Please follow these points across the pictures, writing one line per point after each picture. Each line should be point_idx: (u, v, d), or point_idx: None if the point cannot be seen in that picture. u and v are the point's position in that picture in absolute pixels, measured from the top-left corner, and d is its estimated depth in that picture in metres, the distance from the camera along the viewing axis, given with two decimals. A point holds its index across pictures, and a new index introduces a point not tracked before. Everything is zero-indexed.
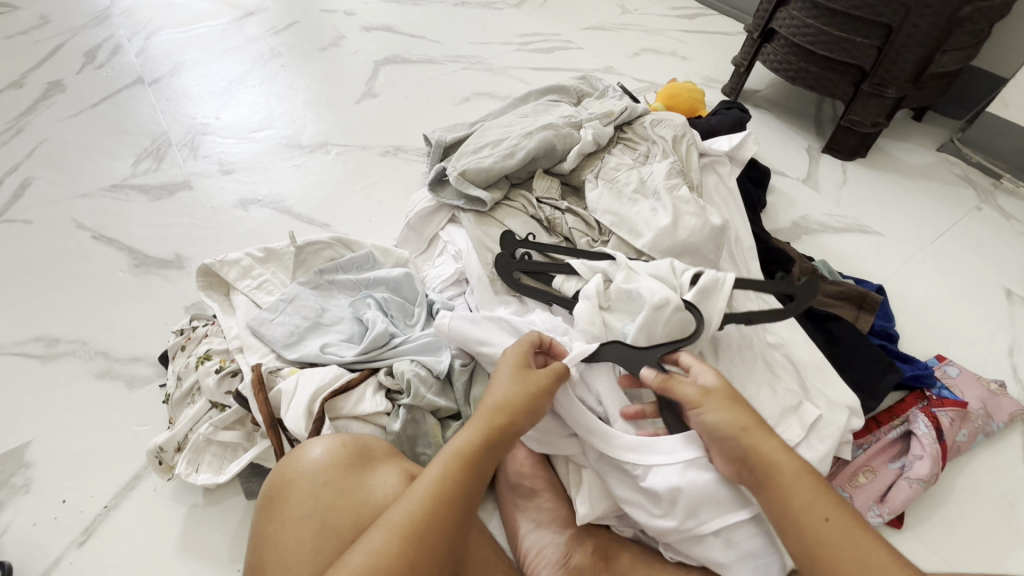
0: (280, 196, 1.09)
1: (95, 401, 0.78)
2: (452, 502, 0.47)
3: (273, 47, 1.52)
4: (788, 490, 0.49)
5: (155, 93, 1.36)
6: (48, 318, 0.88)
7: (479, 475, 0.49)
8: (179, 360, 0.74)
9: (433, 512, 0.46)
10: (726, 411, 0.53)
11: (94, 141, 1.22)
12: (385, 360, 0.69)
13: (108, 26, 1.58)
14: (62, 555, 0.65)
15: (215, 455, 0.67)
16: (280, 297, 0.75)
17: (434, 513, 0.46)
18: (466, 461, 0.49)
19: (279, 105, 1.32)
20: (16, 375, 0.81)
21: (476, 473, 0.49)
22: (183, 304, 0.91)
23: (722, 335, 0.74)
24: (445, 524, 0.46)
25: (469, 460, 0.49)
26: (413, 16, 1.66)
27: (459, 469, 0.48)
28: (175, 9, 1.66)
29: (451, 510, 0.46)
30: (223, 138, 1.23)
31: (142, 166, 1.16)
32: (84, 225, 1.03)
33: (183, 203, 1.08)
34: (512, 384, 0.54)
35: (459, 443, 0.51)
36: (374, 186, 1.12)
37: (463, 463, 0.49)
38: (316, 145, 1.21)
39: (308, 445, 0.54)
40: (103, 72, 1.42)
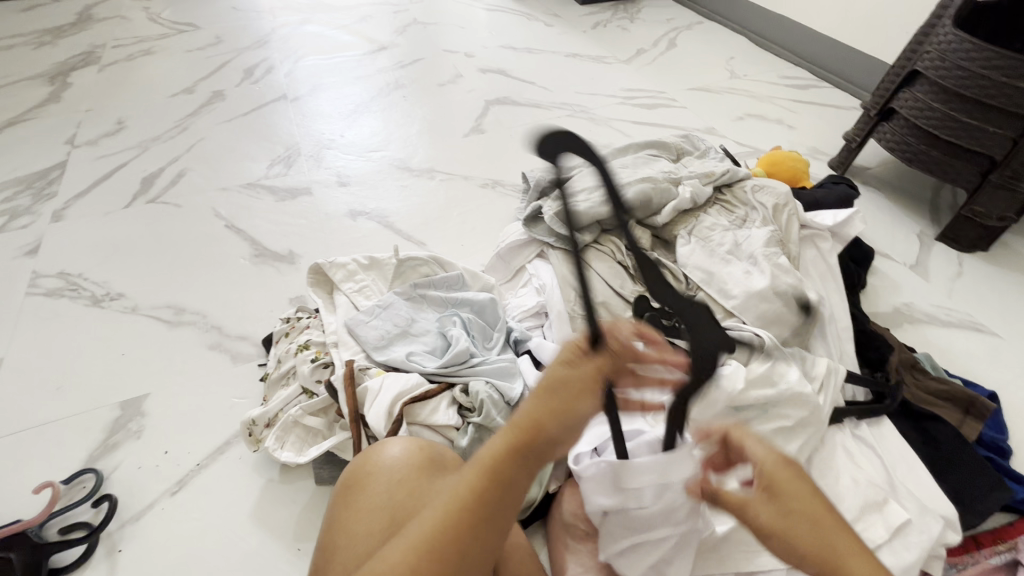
0: (385, 212, 1.20)
1: (206, 368, 0.88)
2: (469, 518, 0.40)
3: (398, 80, 1.68)
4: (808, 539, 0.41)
5: (294, 110, 1.54)
6: (178, 290, 1.01)
7: (501, 488, 0.41)
8: (281, 344, 0.82)
9: (451, 530, 0.40)
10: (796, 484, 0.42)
11: (241, 144, 1.40)
12: (462, 376, 0.72)
13: (266, 50, 1.83)
14: (157, 499, 0.73)
15: (299, 437, 0.72)
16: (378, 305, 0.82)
17: (453, 530, 0.40)
18: (494, 467, 0.42)
19: (396, 131, 1.46)
20: (146, 334, 0.93)
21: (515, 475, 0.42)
22: (288, 296, 1.00)
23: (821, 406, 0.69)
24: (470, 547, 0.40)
25: (489, 471, 0.41)
26: (527, 63, 1.78)
27: (480, 482, 0.41)
28: (322, 39, 1.90)
29: (480, 537, 0.41)
30: (344, 155, 1.37)
31: (274, 170, 1.31)
32: (220, 215, 1.18)
33: (303, 206, 1.21)
34: (555, 385, 0.44)
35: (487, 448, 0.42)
36: (470, 214, 1.19)
37: (484, 475, 0.41)
38: (423, 171, 1.32)
39: (388, 444, 0.58)
40: (256, 87, 1.64)
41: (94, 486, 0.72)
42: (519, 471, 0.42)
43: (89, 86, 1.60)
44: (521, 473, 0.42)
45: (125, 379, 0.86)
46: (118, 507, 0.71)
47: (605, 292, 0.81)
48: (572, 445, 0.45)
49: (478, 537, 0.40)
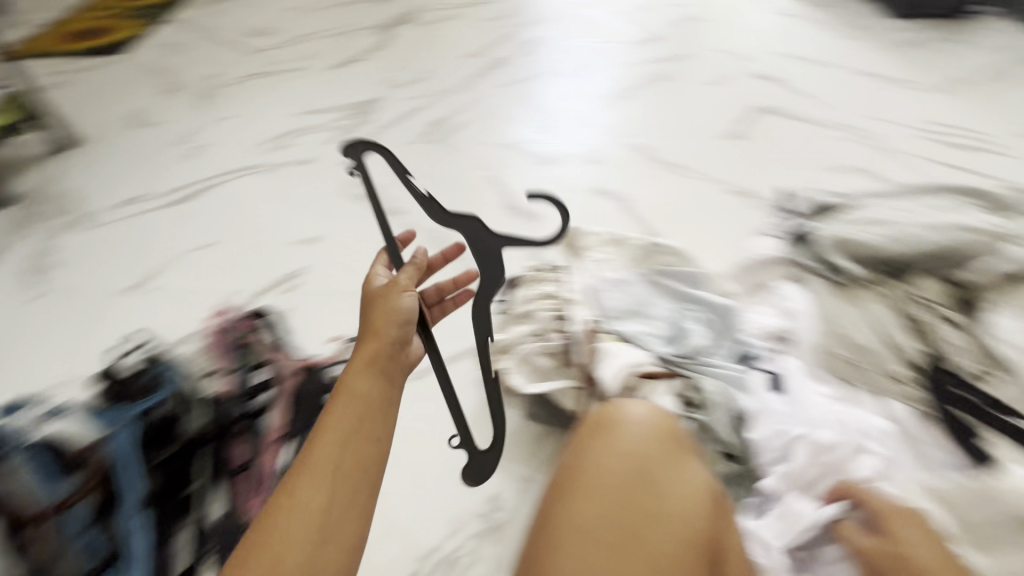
0: (628, 196, 1.23)
1: None
2: (359, 454, 0.53)
3: (663, 72, 1.69)
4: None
5: (561, 85, 1.65)
6: (444, 220, 1.19)
7: (370, 409, 0.56)
8: (525, 284, 0.88)
9: (352, 462, 0.53)
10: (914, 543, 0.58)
11: (511, 108, 1.56)
12: (692, 372, 0.74)
13: (546, 25, 1.97)
14: None
15: (526, 372, 0.79)
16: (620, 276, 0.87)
17: (353, 461, 0.53)
18: (355, 396, 0.57)
19: (652, 122, 1.47)
20: (416, 248, 1.12)
21: (386, 417, 0.56)
22: (528, 249, 1.11)
23: None
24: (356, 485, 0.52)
25: (358, 404, 0.57)
26: (808, 75, 1.62)
27: (354, 415, 0.56)
28: (598, 22, 1.98)
29: (366, 479, 0.53)
30: (599, 134, 1.43)
31: (536, 135, 1.44)
32: (485, 165, 1.34)
33: (554, 173, 1.31)
34: (384, 310, 0.65)
35: (363, 386, 0.58)
36: (713, 219, 1.16)
37: (356, 407, 0.56)
38: (672, 165, 1.31)
39: (634, 404, 0.61)
40: (533, 58, 1.79)
41: None
42: (369, 399, 0.57)
43: (407, 38, 1.92)
44: (367, 386, 0.58)
45: None
46: None
47: (884, 338, 0.78)
48: (390, 338, 0.63)
49: (341, 475, 0.52)
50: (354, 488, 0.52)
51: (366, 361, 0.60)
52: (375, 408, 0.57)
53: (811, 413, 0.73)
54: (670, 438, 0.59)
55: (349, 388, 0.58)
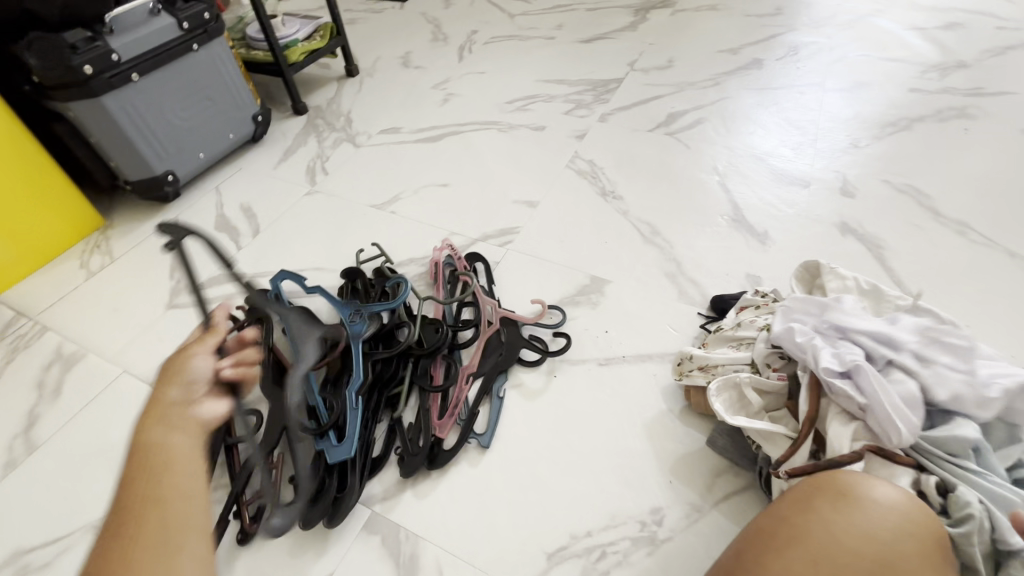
0: (883, 243, 1.05)
1: (658, 289, 1.00)
2: (157, 503, 0.41)
3: (964, 108, 1.38)
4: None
5: (824, 100, 1.46)
6: (661, 216, 1.15)
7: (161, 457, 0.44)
8: (747, 312, 0.83)
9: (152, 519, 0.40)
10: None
11: (758, 115, 1.43)
12: (945, 471, 0.59)
13: (822, 30, 1.75)
14: (590, 360, 0.89)
15: (730, 399, 0.72)
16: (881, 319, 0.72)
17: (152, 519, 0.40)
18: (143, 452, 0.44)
19: (936, 164, 1.22)
20: (626, 237, 1.11)
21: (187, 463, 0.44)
22: (747, 270, 1.02)
23: None
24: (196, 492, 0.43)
25: (148, 458, 0.43)
26: None
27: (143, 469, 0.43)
28: (888, 36, 1.69)
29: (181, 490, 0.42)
30: (859, 164, 1.24)
31: (781, 150, 1.30)
32: (716, 170, 1.25)
33: (794, 196, 1.17)
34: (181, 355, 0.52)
35: (150, 440, 0.45)
36: (997, 299, 0.93)
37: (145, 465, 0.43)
38: (952, 221, 1.08)
39: (882, 483, 0.51)
40: (794, 65, 1.61)
41: (560, 322, 0.94)
42: (173, 445, 0.45)
43: (658, 23, 1.86)
44: (163, 435, 0.46)
45: (601, 262, 1.06)
46: (568, 347, 0.90)
47: None
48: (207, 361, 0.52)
49: (150, 517, 0.40)
50: (182, 499, 0.42)
51: (157, 413, 0.47)
52: (168, 451, 0.44)
53: None
54: (933, 544, 0.48)
55: (143, 442, 0.45)
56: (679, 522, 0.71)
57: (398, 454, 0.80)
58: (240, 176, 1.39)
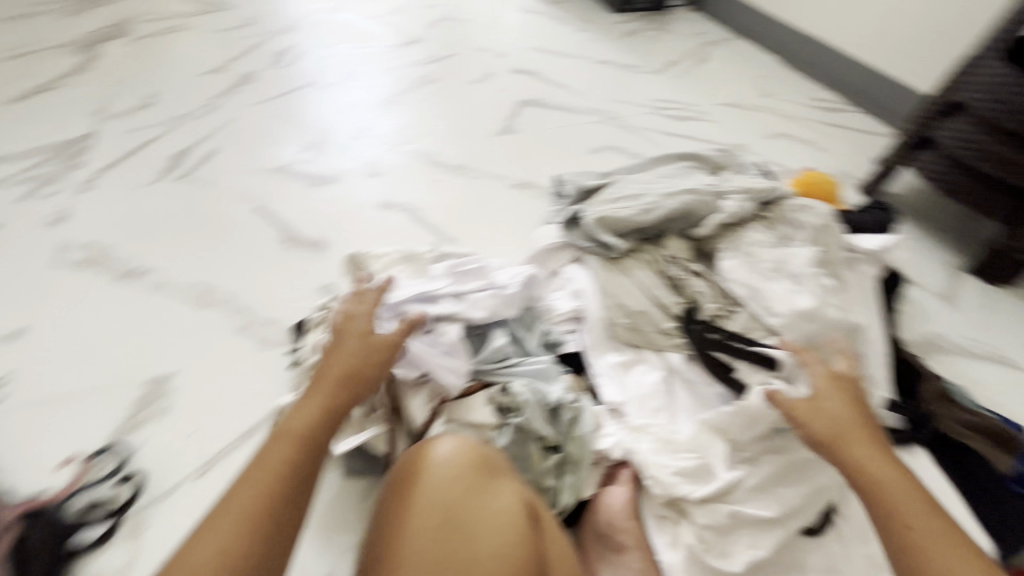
0: (416, 205, 1.19)
1: (233, 352, 0.87)
2: None
3: (430, 74, 1.69)
4: (849, 457, 0.53)
5: (325, 97, 1.53)
6: (206, 270, 1.00)
7: None
8: (316, 332, 0.80)
9: None
10: (833, 393, 0.60)
11: (271, 128, 1.39)
12: (499, 377, 0.71)
13: (297, 35, 1.83)
14: (185, 481, 0.73)
15: None
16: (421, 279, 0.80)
17: None
18: None
19: (427, 126, 1.45)
20: (172, 314, 0.92)
21: None
22: (317, 284, 0.99)
23: None
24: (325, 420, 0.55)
25: None
26: (558, 66, 1.78)
27: None
28: (354, 29, 1.90)
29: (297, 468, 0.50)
30: (375, 146, 1.37)
31: (305, 156, 1.31)
32: (249, 198, 1.17)
33: (333, 195, 1.20)
34: None
35: None
36: (501, 213, 1.19)
37: None
38: (454, 167, 1.32)
39: (440, 442, 0.59)
40: (287, 71, 1.63)
41: (120, 464, 0.73)
42: None
43: (119, 56, 1.58)
44: None
45: (155, 356, 0.86)
46: (143, 486, 0.72)
47: (662, 290, 0.82)
48: None
49: None
50: None
51: None
52: None
53: (622, 382, 0.76)
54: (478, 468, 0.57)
55: None
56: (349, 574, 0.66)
57: None
58: None
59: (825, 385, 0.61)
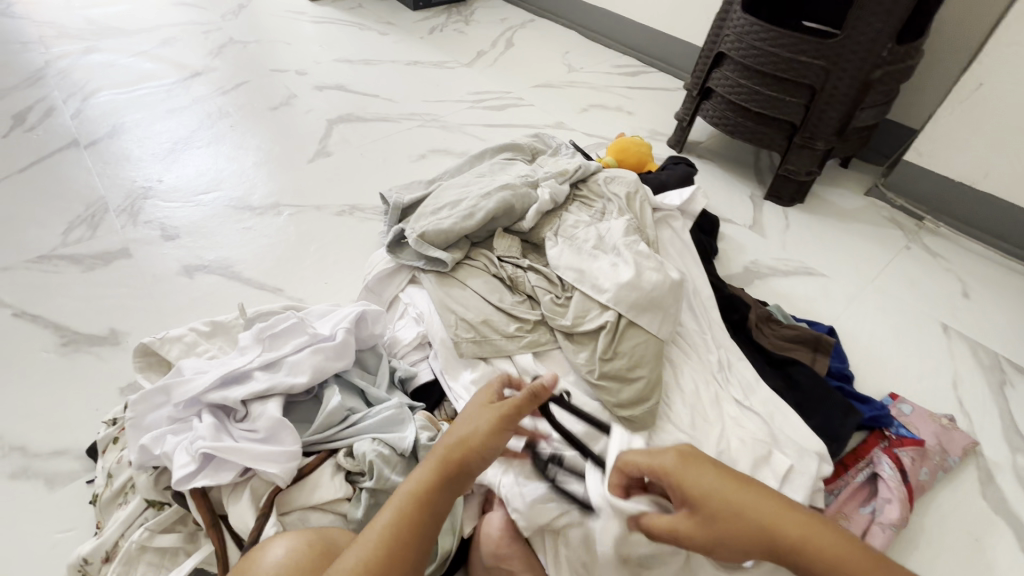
0: (229, 261, 1.05)
1: (7, 507, 0.69)
2: None
3: (222, 107, 1.50)
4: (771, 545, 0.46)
5: (92, 156, 1.29)
6: None
7: None
8: (110, 453, 0.65)
9: None
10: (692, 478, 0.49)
11: (22, 208, 1.14)
12: (343, 440, 0.64)
13: (40, 88, 1.52)
14: None
15: (151, 564, 0.57)
16: (232, 353, 0.70)
17: None
18: None
19: (228, 166, 1.29)
20: None
21: None
22: (117, 385, 0.82)
23: (682, 364, 0.79)
24: (448, 483, 0.51)
25: None
26: (367, 75, 1.69)
27: None
28: (117, 70, 1.63)
29: (424, 519, 0.49)
30: (166, 203, 1.18)
31: (75, 234, 1.08)
32: (5, 302, 0.94)
33: (121, 272, 1.01)
34: None
35: None
36: (330, 246, 1.09)
37: None
38: (268, 207, 1.18)
39: (271, 545, 0.50)
40: (33, 135, 1.35)
41: None
42: None
43: None
44: None
45: None
46: None
47: (501, 294, 0.81)
48: None
49: None
50: None
51: None
52: None
53: None
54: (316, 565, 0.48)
55: None
56: None
57: None
58: None
59: (679, 468, 0.50)
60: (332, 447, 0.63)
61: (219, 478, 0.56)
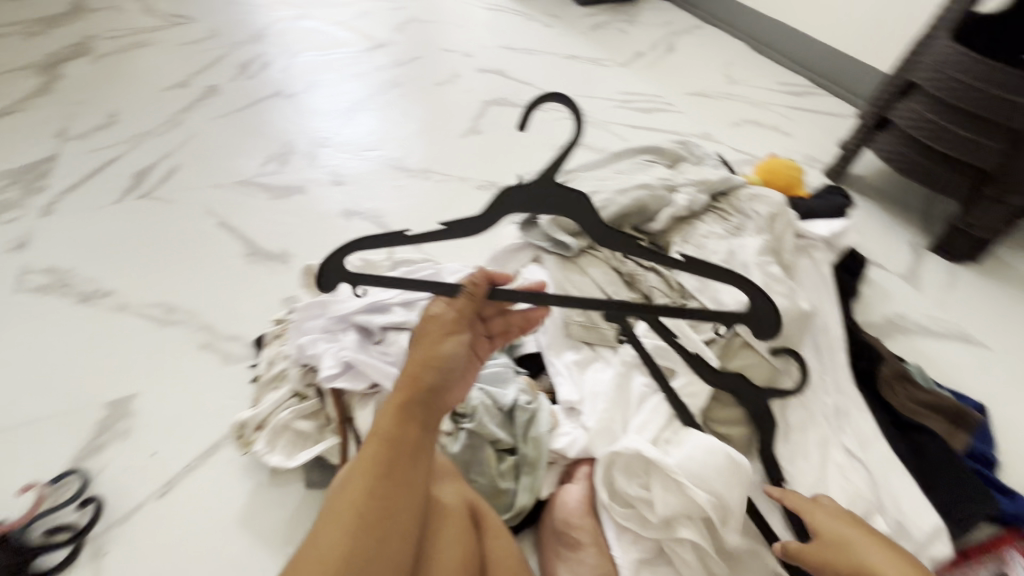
0: (380, 212, 1.19)
1: (195, 370, 0.87)
2: None
3: (397, 78, 1.68)
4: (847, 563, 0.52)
5: (290, 106, 1.53)
6: (169, 288, 1.00)
7: None
8: (272, 346, 0.80)
9: None
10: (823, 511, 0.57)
11: (235, 140, 1.39)
12: None
13: (262, 44, 1.82)
14: (144, 501, 0.72)
15: (289, 441, 0.71)
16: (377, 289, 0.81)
17: None
18: None
19: (392, 130, 1.45)
20: (136, 333, 0.92)
21: None
22: (282, 296, 0.99)
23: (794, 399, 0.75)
24: (419, 438, 0.49)
25: None
26: (525, 64, 1.78)
27: None
28: (320, 35, 1.89)
29: (383, 488, 0.47)
30: (339, 153, 1.36)
31: (269, 168, 1.30)
32: (213, 212, 1.17)
33: (297, 205, 1.20)
34: None
35: None
36: (466, 216, 1.19)
37: None
38: (419, 171, 1.31)
39: None
40: (251, 83, 1.62)
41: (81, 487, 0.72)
42: None
43: (82, 76, 1.57)
44: None
45: (116, 378, 0.86)
46: (103, 508, 0.71)
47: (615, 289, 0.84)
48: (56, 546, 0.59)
49: None
50: None
51: None
52: None
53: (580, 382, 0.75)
54: None
55: None
56: None
57: None
58: None
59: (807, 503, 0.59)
60: None
61: (356, 384, 0.67)
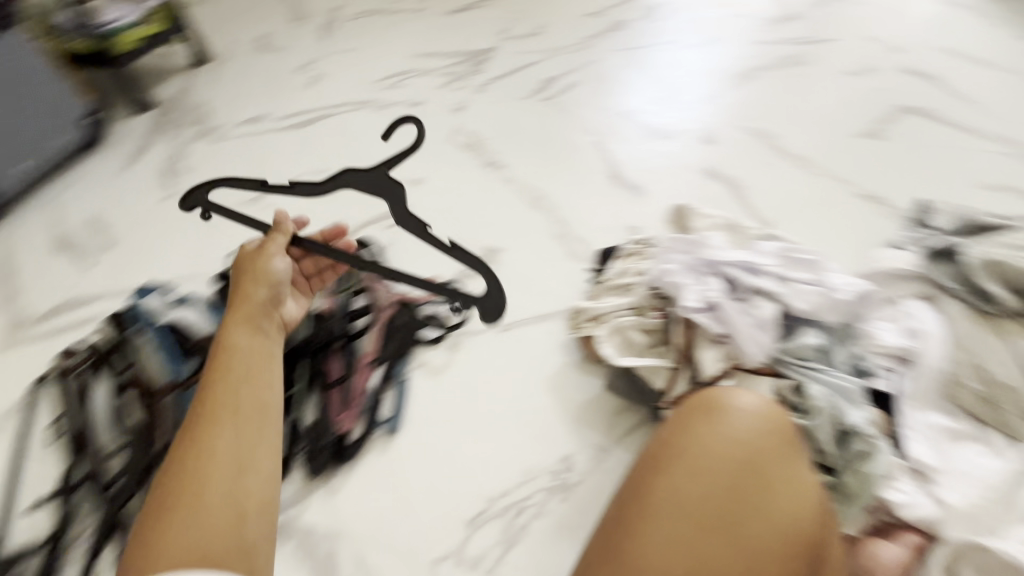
0: (741, 184, 1.18)
1: (548, 251, 1.03)
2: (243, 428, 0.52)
3: (801, 51, 1.51)
4: None
5: (683, 58, 1.51)
6: (545, 179, 1.18)
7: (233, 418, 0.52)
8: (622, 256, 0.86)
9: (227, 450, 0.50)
10: None
11: (626, 73, 1.47)
12: (797, 375, 0.69)
13: None
14: (489, 329, 0.90)
15: (620, 342, 0.77)
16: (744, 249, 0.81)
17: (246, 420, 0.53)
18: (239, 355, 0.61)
19: (778, 107, 1.36)
20: (514, 204, 1.12)
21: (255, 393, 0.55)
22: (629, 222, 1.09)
23: None
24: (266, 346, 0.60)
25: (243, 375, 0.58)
26: (970, 73, 1.43)
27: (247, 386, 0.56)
28: None
29: (676, 451, 0.54)
30: (717, 114, 1.34)
31: (649, 108, 1.36)
32: (592, 130, 1.30)
33: (664, 150, 1.25)
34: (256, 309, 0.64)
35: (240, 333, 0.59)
36: (830, 221, 1.10)
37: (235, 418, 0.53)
38: (794, 158, 1.23)
39: (744, 389, 0.57)
40: (653, 26, 1.61)
41: None
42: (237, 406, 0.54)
43: None
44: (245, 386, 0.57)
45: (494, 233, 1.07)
46: (466, 319, 0.89)
47: None
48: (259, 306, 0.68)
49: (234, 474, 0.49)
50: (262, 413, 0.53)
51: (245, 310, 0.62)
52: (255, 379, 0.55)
53: (945, 451, 0.66)
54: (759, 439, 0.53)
55: (230, 342, 0.59)
56: (588, 464, 0.76)
57: (302, 455, 0.77)
58: (80, 181, 1.24)
59: None
60: (784, 372, 0.69)
61: (712, 326, 0.71)
